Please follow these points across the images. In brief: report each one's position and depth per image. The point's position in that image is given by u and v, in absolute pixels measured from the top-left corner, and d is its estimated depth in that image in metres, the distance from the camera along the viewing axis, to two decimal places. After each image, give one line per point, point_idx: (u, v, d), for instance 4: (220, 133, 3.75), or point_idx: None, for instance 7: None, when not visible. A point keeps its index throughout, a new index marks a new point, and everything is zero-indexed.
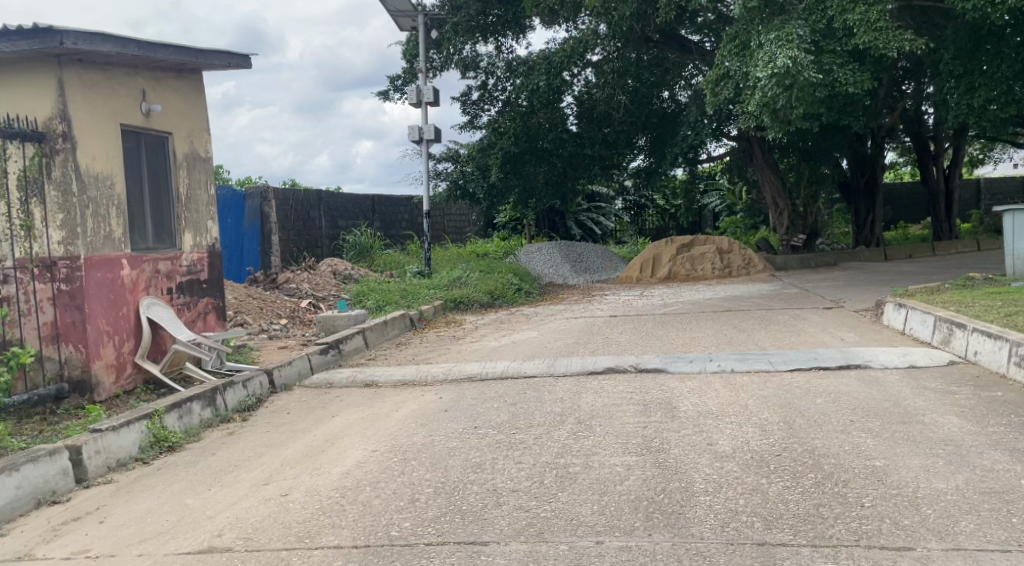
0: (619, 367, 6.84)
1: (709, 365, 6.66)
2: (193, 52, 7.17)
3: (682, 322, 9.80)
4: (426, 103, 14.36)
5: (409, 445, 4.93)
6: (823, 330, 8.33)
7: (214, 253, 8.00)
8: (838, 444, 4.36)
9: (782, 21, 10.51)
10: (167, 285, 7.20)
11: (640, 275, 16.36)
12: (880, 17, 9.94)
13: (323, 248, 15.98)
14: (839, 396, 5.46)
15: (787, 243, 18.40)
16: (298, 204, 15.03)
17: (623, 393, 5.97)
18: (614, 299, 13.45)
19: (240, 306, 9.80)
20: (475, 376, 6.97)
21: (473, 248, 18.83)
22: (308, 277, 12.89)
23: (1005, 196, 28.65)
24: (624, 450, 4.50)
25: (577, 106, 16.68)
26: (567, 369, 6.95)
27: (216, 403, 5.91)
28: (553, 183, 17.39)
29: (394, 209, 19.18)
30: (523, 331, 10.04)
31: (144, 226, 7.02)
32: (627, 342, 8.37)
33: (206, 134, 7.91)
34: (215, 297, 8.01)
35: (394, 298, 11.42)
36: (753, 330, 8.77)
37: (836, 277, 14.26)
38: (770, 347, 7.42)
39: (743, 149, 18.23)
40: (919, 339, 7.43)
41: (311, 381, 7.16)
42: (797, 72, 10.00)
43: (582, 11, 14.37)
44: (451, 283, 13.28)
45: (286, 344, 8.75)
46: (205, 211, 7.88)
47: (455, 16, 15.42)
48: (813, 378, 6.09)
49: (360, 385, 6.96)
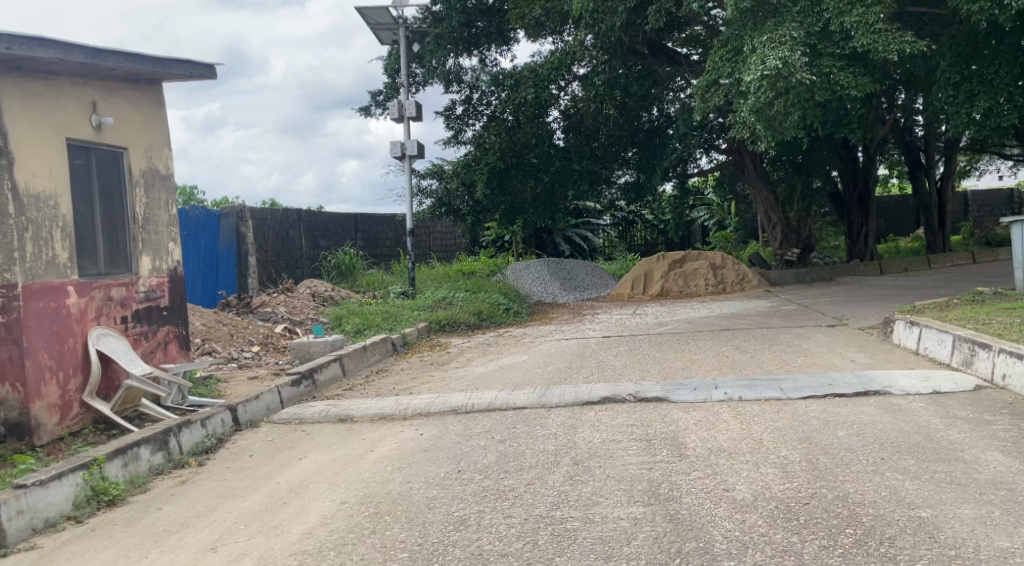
0: (617, 396, 6.27)
1: (715, 393, 6.09)
2: (150, 60, 6.63)
3: (679, 343, 9.28)
4: (408, 118, 13.84)
5: (384, 494, 4.33)
6: (832, 351, 7.81)
7: (176, 277, 7.39)
8: (873, 489, 3.80)
9: (776, 24, 9.91)
10: (121, 313, 6.59)
11: (631, 292, 15.88)
12: (878, 19, 9.51)
13: (304, 269, 15.34)
14: (863, 428, 4.91)
15: (780, 257, 18.02)
16: (276, 224, 14.43)
17: (623, 427, 5.41)
18: (607, 318, 12.91)
19: (207, 334, 9.17)
20: (459, 409, 6.37)
21: (459, 266, 18.28)
22: (285, 299, 12.28)
23: (994, 207, 28.50)
24: (629, 500, 3.93)
25: (564, 120, 16.05)
26: (561, 398, 6.37)
27: (168, 446, 5.30)
28: (541, 200, 16.91)
29: (378, 227, 18.65)
30: (512, 355, 9.46)
31: (95, 250, 6.43)
32: (623, 366, 7.81)
33: (166, 150, 7.32)
34: (177, 325, 7.40)
35: (375, 321, 10.84)
36: (757, 351, 8.25)
37: (834, 293, 13.76)
38: (777, 371, 6.89)
39: (734, 163, 17.81)
40: (936, 360, 6.92)
41: (279, 416, 6.55)
42: (789, 75, 9.51)
43: (569, 21, 14.00)
44: (436, 304, 12.71)
45: (257, 374, 8.12)
46: (166, 231, 7.30)
47: (437, 28, 14.88)
48: (830, 406, 5.54)
49: (333, 420, 6.36)
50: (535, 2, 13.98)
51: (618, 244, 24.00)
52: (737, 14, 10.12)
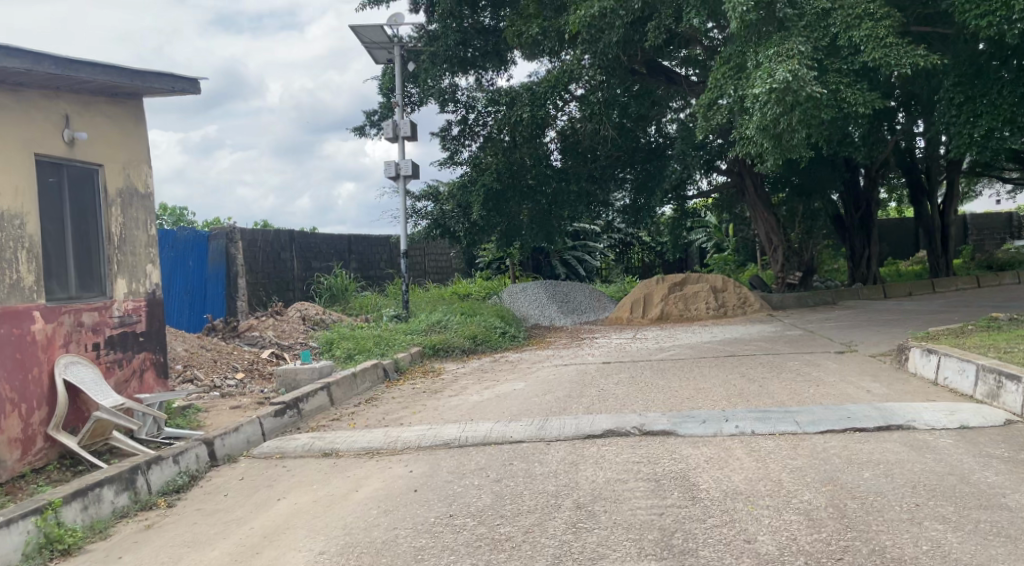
0: (620, 430, 5.87)
1: (725, 426, 5.70)
2: (128, 73, 6.31)
3: (683, 370, 8.88)
4: (403, 138, 13.54)
5: (367, 543, 3.93)
6: (845, 380, 7.42)
7: (154, 301, 7.00)
8: (912, 542, 3.42)
9: (782, 38, 9.67)
10: (93, 340, 6.20)
11: (631, 315, 15.54)
12: (888, 34, 9.33)
13: (295, 291, 14.93)
14: (891, 469, 4.52)
15: (783, 280, 17.73)
16: (267, 245, 14.07)
17: (628, 465, 5.00)
18: (606, 342, 12.52)
19: (189, 360, 8.75)
20: (452, 443, 5.96)
21: (454, 289, 17.92)
22: (274, 323, 11.85)
23: (993, 230, 28.31)
24: (639, 553, 3.54)
25: (560, 141, 15.66)
26: (562, 431, 5.96)
27: (135, 486, 4.92)
28: (538, 222, 16.59)
29: (373, 249, 18.35)
30: (509, 382, 9.06)
31: (65, 273, 6.05)
32: (626, 395, 7.41)
33: (145, 168, 6.97)
34: (154, 351, 6.99)
35: (366, 346, 10.42)
36: (766, 379, 7.86)
37: (839, 317, 13.40)
38: (790, 403, 6.49)
39: (735, 184, 17.59)
40: (957, 391, 6.55)
41: (260, 450, 6.14)
42: (799, 88, 9.20)
43: (567, 40, 13.63)
44: (430, 327, 12.31)
45: (239, 403, 7.70)
46: (144, 252, 6.92)
47: (432, 47, 14.66)
48: (851, 442, 5.16)
49: (317, 455, 5.95)
50: (532, 20, 13.73)
51: (615, 267, 23.71)
52: (742, 28, 9.86)
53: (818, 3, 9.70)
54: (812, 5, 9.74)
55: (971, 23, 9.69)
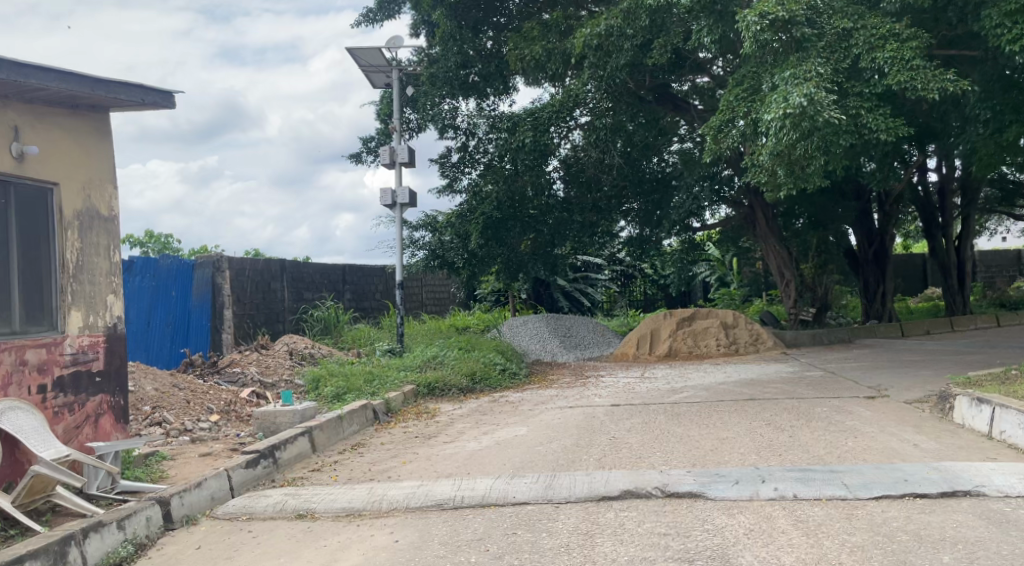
0: (640, 491, 5.10)
1: (762, 488, 4.95)
2: (91, 81, 5.65)
3: (702, 415, 8.12)
4: (400, 164, 12.87)
5: None
6: (885, 432, 6.68)
7: (116, 335, 6.25)
8: None
9: (798, 59, 8.87)
10: (40, 382, 5.48)
11: (637, 351, 14.83)
12: (915, 55, 8.57)
13: (285, 323, 14.14)
14: (971, 551, 3.79)
15: (795, 317, 16.92)
16: (257, 274, 13.29)
17: (653, 539, 4.24)
18: (612, 382, 11.74)
19: (159, 401, 7.98)
20: (445, 504, 5.18)
21: (453, 322, 17.19)
22: (257, 358, 11.09)
23: (1000, 268, 27.77)
24: None
25: (564, 170, 15.03)
26: (572, 492, 5.17)
27: (67, 560, 4.20)
28: (540, 252, 15.96)
29: (368, 279, 17.66)
30: (510, 426, 8.30)
31: (7, 304, 5.32)
32: (641, 446, 6.66)
33: (108, 186, 6.26)
34: (115, 393, 6.23)
35: (357, 384, 9.64)
36: (795, 428, 7.11)
37: (858, 358, 12.64)
38: (829, 460, 5.73)
39: (744, 217, 16.98)
40: (1018, 448, 5.89)
41: (225, 510, 5.36)
42: (817, 114, 8.40)
43: (572, 62, 12.96)
44: (425, 363, 11.53)
45: (210, 450, 6.92)
46: (106, 281, 6.19)
47: (432, 70, 14.14)
48: (914, 512, 4.42)
49: (290, 517, 5.18)
50: (535, 43, 13.09)
51: (618, 300, 23.04)
52: (756, 49, 9.16)
53: (838, 22, 8.98)
54: (831, 25, 9.02)
55: (991, 37, 8.97)
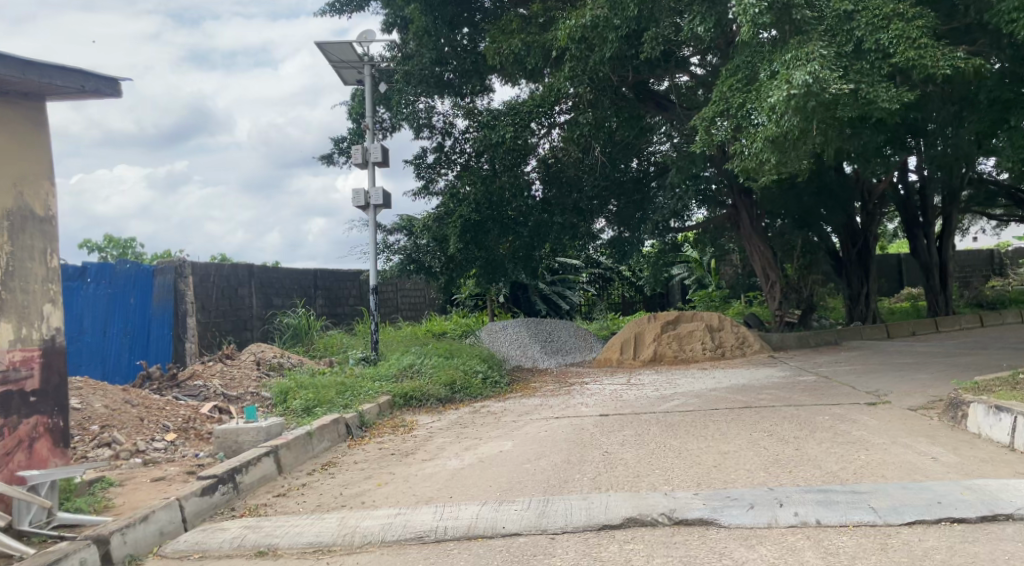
0: (644, 518, 4.56)
1: (781, 514, 4.43)
2: (21, 63, 4.98)
3: (697, 425, 7.62)
4: (373, 164, 12.24)
5: None
6: (899, 443, 6.21)
7: (53, 350, 5.57)
8: None
9: (800, 42, 8.40)
10: None
11: (621, 356, 14.33)
12: (921, 34, 8.21)
13: (253, 330, 13.40)
14: None
15: (781, 319, 16.49)
16: (223, 279, 12.56)
17: None
18: (599, 389, 11.18)
19: (109, 420, 7.29)
20: (425, 537, 4.59)
21: (429, 327, 16.63)
22: (222, 370, 10.36)
23: (974, 269, 27.77)
24: None
25: (543, 170, 14.48)
26: (569, 521, 4.61)
27: None
28: (520, 256, 15.26)
29: (341, 284, 16.99)
30: (493, 440, 7.72)
31: None
32: (638, 463, 6.12)
33: (44, 182, 5.59)
34: (54, 414, 5.55)
35: (327, 397, 8.98)
36: (801, 440, 6.62)
37: (851, 361, 12.24)
38: (847, 478, 5.24)
39: (729, 218, 16.57)
40: None
41: (174, 547, 4.74)
42: (822, 92, 7.89)
43: (553, 57, 12.46)
44: (401, 372, 10.92)
45: (164, 475, 6.25)
46: (41, 289, 5.50)
47: (406, 66, 13.54)
48: (956, 542, 3.93)
49: (249, 554, 4.57)
50: (513, 37, 12.58)
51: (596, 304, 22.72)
52: (753, 35, 8.63)
53: (838, 5, 8.52)
54: (831, 8, 8.58)
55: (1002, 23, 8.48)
